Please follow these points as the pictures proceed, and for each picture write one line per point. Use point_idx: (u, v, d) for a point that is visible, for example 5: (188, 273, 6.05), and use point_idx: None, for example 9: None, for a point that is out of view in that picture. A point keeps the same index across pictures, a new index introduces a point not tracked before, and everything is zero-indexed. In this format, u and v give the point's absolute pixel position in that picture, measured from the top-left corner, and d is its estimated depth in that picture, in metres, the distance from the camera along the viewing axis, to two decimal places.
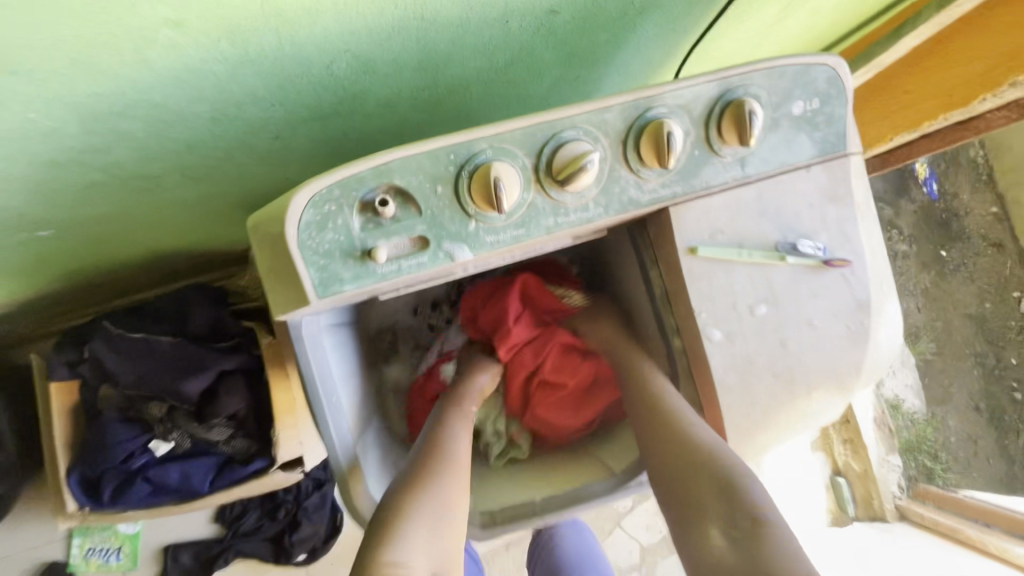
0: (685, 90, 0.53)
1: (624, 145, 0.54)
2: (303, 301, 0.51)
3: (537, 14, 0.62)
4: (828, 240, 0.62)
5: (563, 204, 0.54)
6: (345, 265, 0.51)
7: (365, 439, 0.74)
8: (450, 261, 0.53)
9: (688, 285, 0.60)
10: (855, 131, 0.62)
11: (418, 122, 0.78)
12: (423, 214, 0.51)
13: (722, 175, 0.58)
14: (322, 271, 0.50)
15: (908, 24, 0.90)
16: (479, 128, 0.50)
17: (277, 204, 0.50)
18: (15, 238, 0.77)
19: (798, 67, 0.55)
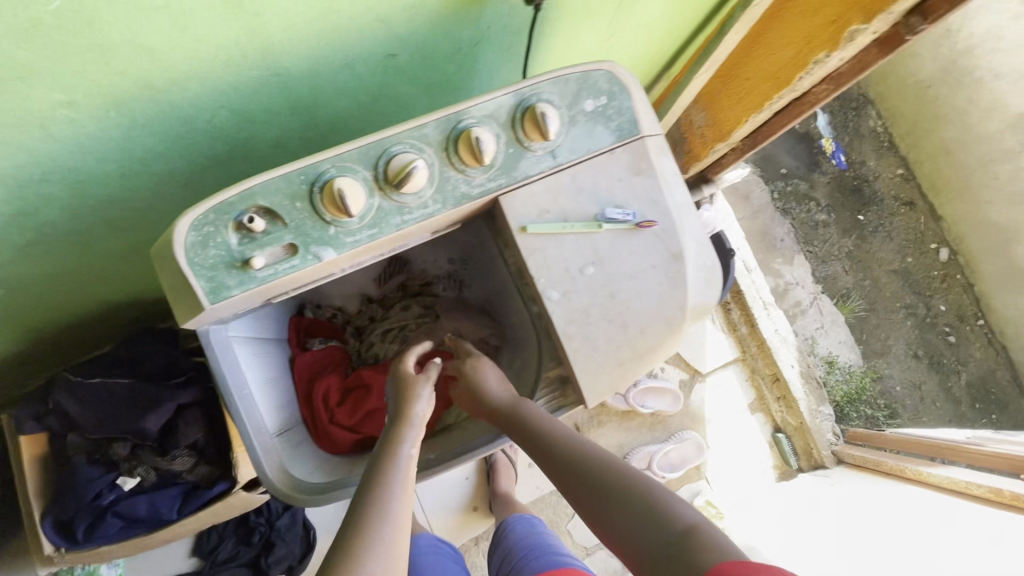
0: (487, 103, 0.68)
1: (445, 151, 0.68)
2: (200, 308, 0.63)
3: (379, 58, 0.76)
4: (638, 207, 0.76)
5: (406, 204, 0.68)
6: (229, 274, 0.63)
7: (289, 436, 0.84)
8: (319, 261, 0.66)
9: (527, 257, 0.73)
10: (647, 118, 0.77)
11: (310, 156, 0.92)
12: (288, 225, 0.64)
13: (537, 165, 0.72)
14: (211, 281, 0.63)
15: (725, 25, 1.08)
16: (322, 152, 0.64)
17: (167, 233, 0.62)
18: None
19: (577, 74, 0.71)
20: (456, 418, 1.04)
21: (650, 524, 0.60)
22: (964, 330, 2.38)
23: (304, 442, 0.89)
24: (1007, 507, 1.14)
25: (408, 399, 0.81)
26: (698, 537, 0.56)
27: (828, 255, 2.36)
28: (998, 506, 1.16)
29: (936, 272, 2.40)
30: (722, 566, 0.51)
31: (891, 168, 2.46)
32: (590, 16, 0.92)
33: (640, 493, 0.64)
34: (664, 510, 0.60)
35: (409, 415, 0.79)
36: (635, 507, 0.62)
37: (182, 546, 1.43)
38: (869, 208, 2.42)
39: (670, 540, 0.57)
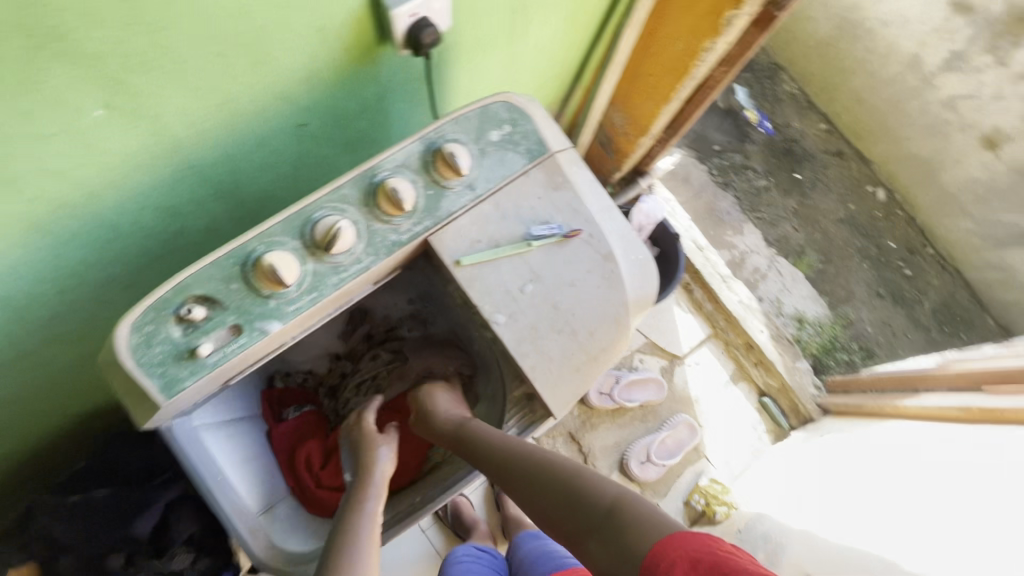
0: (396, 154, 0.72)
1: (367, 206, 0.71)
2: (156, 406, 0.64)
3: (290, 131, 0.79)
4: (563, 219, 0.80)
5: (340, 263, 0.70)
6: (179, 367, 0.64)
7: (275, 511, 0.85)
8: (266, 334, 0.67)
9: (468, 288, 0.76)
10: (554, 136, 0.82)
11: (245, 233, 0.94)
12: (229, 308, 0.66)
13: (459, 201, 0.76)
14: (162, 377, 0.64)
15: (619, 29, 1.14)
16: (248, 232, 0.67)
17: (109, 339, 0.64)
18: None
19: (477, 110, 0.76)
20: (441, 456, 1.04)
21: (591, 514, 0.66)
22: (917, 261, 2.49)
23: (294, 514, 0.88)
24: (981, 421, 1.19)
25: (370, 455, 0.87)
26: (632, 516, 0.62)
27: (776, 217, 2.45)
28: (972, 423, 1.20)
29: (878, 213, 2.51)
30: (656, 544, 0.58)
31: (814, 124, 2.59)
32: (486, 50, 0.98)
33: (581, 487, 0.70)
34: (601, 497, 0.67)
35: (374, 469, 0.85)
36: (574, 499, 0.69)
37: None
38: (803, 165, 2.53)
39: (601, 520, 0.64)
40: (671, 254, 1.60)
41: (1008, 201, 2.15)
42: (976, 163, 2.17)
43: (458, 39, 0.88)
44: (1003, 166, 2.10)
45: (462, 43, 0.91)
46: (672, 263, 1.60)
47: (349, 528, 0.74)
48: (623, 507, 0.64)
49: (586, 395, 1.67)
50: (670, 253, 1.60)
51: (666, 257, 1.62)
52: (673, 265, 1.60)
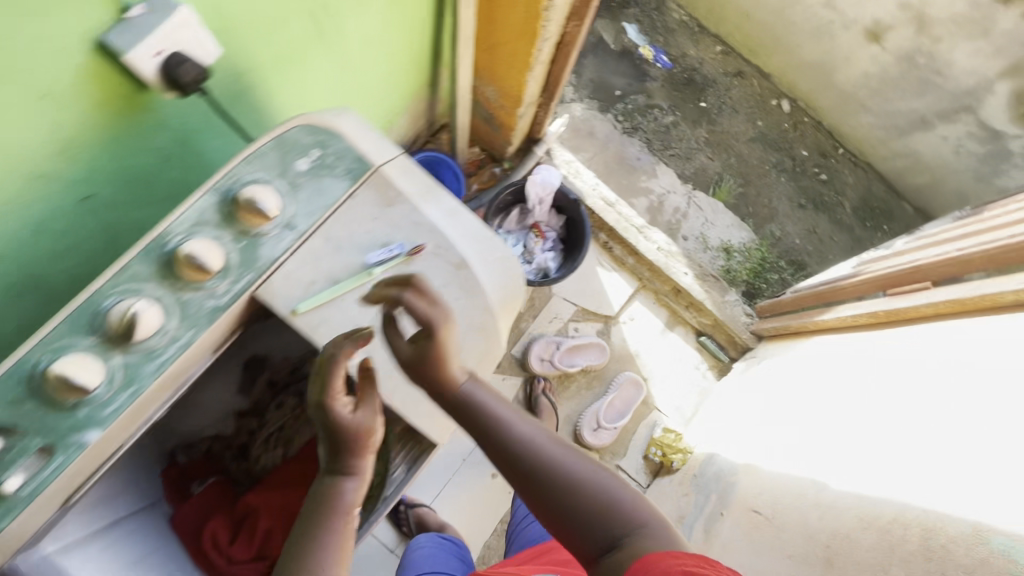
0: (186, 213, 0.65)
1: (167, 279, 0.64)
2: None
3: (76, 205, 0.70)
4: (404, 237, 0.74)
5: (153, 348, 0.63)
6: None
7: None
8: (85, 447, 0.60)
9: (312, 334, 0.70)
10: (374, 149, 0.75)
11: None
12: (27, 432, 0.59)
13: (280, 245, 0.69)
14: None
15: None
16: (27, 344, 0.60)
17: None
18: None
19: (270, 142, 0.68)
20: None
21: (601, 527, 0.60)
22: (832, 164, 2.51)
23: None
24: (888, 325, 1.21)
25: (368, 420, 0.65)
26: (645, 543, 0.57)
27: (690, 150, 2.42)
28: (882, 329, 1.22)
29: (787, 124, 2.52)
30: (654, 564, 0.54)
31: (708, 48, 2.55)
32: (300, 59, 0.89)
33: (599, 495, 0.62)
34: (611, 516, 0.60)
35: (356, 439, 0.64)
36: (579, 507, 0.61)
37: None
38: (706, 93, 2.49)
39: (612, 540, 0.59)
40: (577, 218, 1.56)
41: (901, 89, 2.17)
42: (865, 57, 2.18)
43: (255, 58, 0.79)
44: (890, 56, 2.11)
45: (264, 60, 0.82)
46: (580, 227, 1.55)
47: (309, 559, 0.61)
48: (636, 532, 0.59)
49: (529, 361, 1.64)
50: (576, 217, 1.55)
51: (574, 222, 1.57)
52: (582, 228, 1.55)
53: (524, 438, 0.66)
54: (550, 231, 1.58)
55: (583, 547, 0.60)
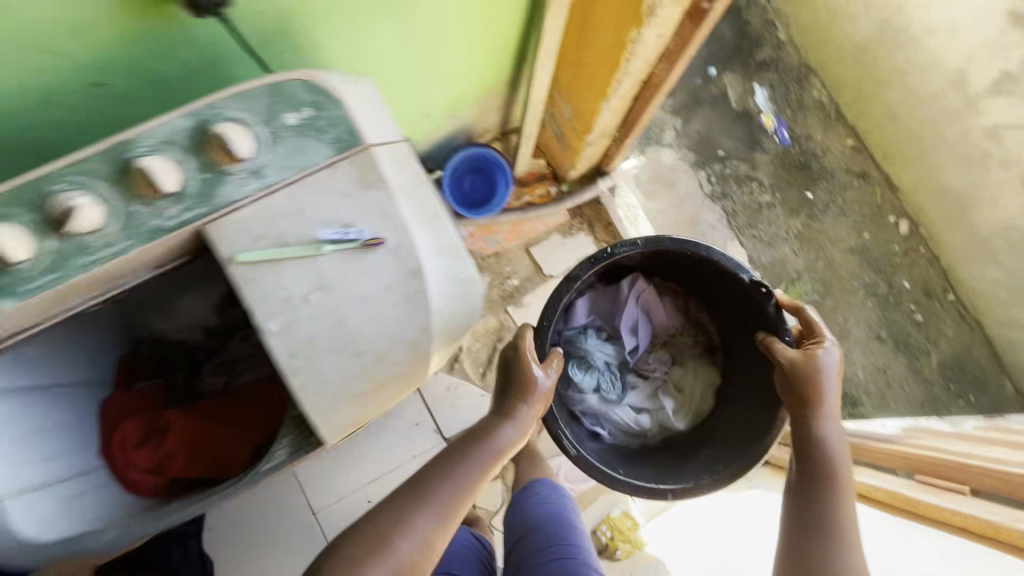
0: (227, 100, 0.66)
1: (141, 172, 0.62)
2: None
3: (82, 83, 0.70)
4: (367, 225, 0.69)
5: (153, 201, 0.65)
6: None
7: (37, 488, 0.76)
8: (82, 273, 0.64)
9: (243, 290, 0.67)
10: (369, 127, 0.72)
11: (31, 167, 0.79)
12: (97, 183, 0.63)
13: (242, 188, 0.67)
14: None
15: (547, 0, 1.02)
16: (49, 166, 0.62)
17: None
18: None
19: (267, 87, 0.67)
20: (245, 449, 0.95)
21: None
22: (932, 306, 2.21)
23: (63, 496, 0.79)
24: (981, 540, 0.85)
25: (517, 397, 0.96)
26: None
27: (775, 237, 2.20)
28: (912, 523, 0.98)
29: (897, 247, 2.23)
30: None
31: (840, 138, 2.27)
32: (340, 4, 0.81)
33: None
34: (843, 544, 0.75)
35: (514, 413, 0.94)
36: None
37: None
38: (817, 183, 2.24)
39: None
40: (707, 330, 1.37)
41: None
42: (1014, 206, 1.86)
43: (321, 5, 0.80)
44: None
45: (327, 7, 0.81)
46: (745, 360, 1.23)
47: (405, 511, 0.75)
48: None
49: None
50: (712, 337, 1.38)
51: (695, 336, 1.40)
52: (717, 355, 1.36)
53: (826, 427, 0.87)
54: (653, 361, 1.40)
55: None
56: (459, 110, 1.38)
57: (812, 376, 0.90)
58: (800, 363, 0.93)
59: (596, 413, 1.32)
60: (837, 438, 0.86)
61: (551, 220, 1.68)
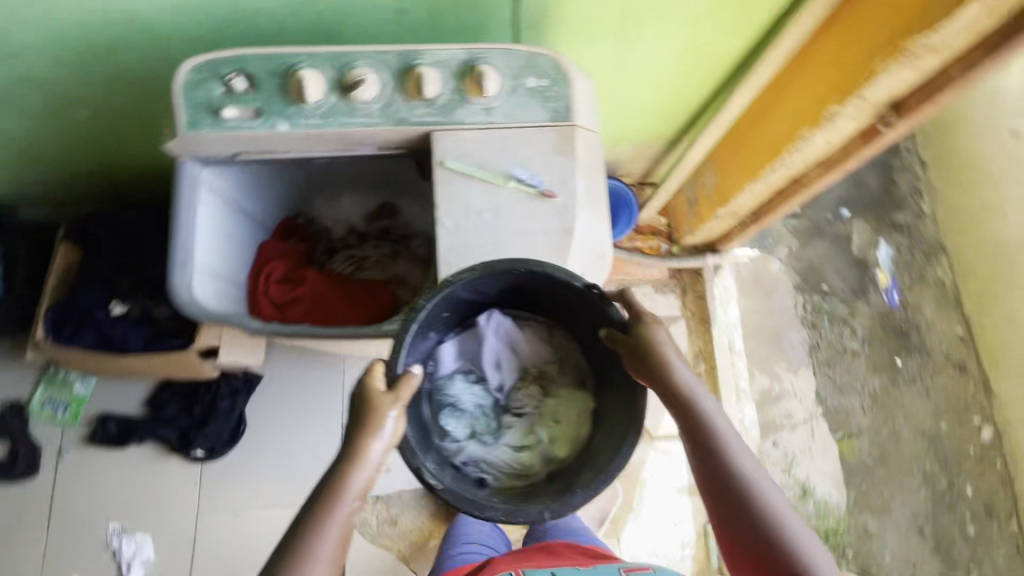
0: (494, 51, 0.85)
1: (416, 76, 0.82)
2: (203, 126, 0.82)
3: (390, 9, 0.93)
4: (547, 178, 0.86)
5: (411, 99, 0.84)
6: (238, 110, 0.82)
7: (213, 272, 0.97)
8: (341, 127, 0.84)
9: (439, 187, 0.85)
10: (582, 111, 0.87)
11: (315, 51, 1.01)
12: (383, 71, 0.83)
13: (473, 117, 0.85)
14: (241, 117, 0.83)
15: (739, 82, 1.18)
16: (359, 47, 0.83)
17: (194, 62, 0.81)
18: (9, 108, 1.12)
19: (526, 54, 0.85)
20: (354, 319, 1.13)
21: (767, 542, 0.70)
22: (988, 526, 1.92)
23: (222, 288, 0.99)
24: None
25: (360, 440, 0.73)
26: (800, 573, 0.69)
27: (848, 387, 2.01)
28: None
29: (973, 451, 1.97)
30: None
31: (949, 323, 2.07)
32: (588, 25, 1.01)
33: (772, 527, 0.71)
34: (775, 533, 0.70)
35: (362, 457, 0.73)
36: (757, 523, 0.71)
37: (143, 395, 1.62)
38: (910, 354, 2.03)
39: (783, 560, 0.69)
40: None
41: None
42: None
43: (575, 19, 0.99)
44: None
45: (578, 22, 1.00)
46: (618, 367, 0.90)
47: None
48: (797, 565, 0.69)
49: None
50: None
51: None
52: (590, 378, 0.97)
53: (682, 377, 0.77)
54: None
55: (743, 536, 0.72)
56: (619, 146, 1.55)
57: (650, 348, 0.79)
58: (635, 335, 0.80)
59: (494, 475, 0.90)
60: (704, 395, 0.77)
61: (652, 273, 1.78)
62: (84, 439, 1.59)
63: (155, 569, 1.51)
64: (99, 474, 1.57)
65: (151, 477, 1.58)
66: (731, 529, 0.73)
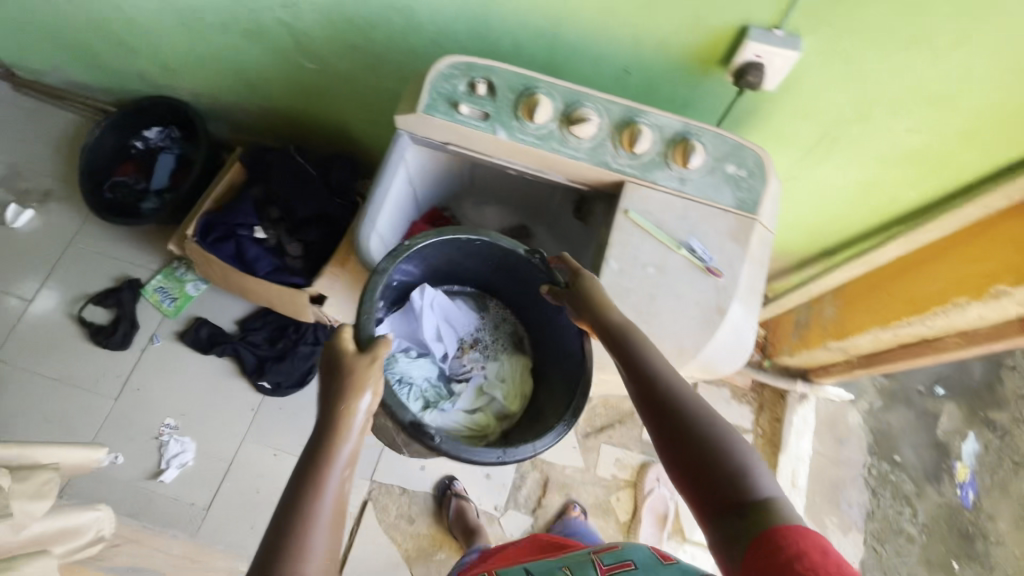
0: (707, 132, 0.91)
1: (633, 131, 0.90)
2: (436, 113, 0.92)
3: (617, 67, 1.02)
4: (716, 258, 0.90)
5: (620, 149, 0.92)
6: (470, 110, 0.92)
7: (382, 234, 1.06)
8: (550, 152, 0.92)
9: (616, 232, 0.91)
10: (766, 209, 0.92)
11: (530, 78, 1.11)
12: (604, 118, 0.92)
13: (667, 182, 0.91)
14: (471, 116, 0.92)
15: (902, 231, 1.19)
16: (590, 91, 0.92)
17: (450, 60, 0.93)
18: (257, 41, 1.29)
19: (736, 143, 0.91)
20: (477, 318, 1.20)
21: (718, 475, 0.65)
22: None
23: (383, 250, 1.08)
24: None
25: (356, 368, 0.78)
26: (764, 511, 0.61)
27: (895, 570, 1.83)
28: None
29: None
30: (772, 528, 0.59)
31: None
32: (787, 133, 1.07)
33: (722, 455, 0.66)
34: (734, 462, 0.65)
35: (360, 383, 0.77)
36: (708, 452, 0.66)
37: (239, 314, 1.73)
38: (971, 562, 1.84)
39: (738, 491, 0.63)
40: None
41: None
42: None
43: (775, 125, 1.05)
44: None
45: (776, 128, 1.06)
46: (545, 329, 1.16)
47: (294, 518, 0.66)
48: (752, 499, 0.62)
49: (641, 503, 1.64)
50: None
51: None
52: (525, 339, 1.22)
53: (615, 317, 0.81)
54: None
55: (692, 468, 0.67)
56: None
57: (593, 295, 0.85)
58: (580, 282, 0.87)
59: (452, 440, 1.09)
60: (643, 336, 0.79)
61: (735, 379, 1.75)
62: (175, 333, 1.70)
63: (190, 474, 1.58)
64: (176, 369, 1.68)
65: (217, 389, 1.67)
66: (681, 466, 0.68)
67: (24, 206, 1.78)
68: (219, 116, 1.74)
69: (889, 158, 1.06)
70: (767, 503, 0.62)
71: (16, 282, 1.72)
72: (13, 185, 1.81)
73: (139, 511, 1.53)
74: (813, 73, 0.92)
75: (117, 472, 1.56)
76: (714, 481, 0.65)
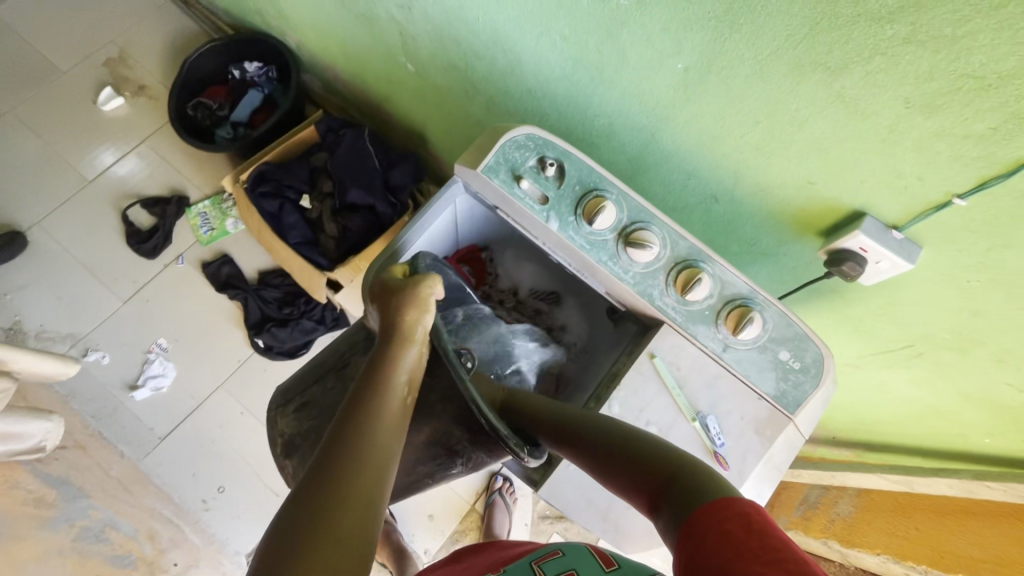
0: (773, 305, 0.81)
1: (691, 274, 0.81)
2: (494, 177, 0.84)
3: (707, 193, 0.91)
4: (730, 445, 0.79)
5: (669, 289, 0.82)
6: (530, 190, 0.85)
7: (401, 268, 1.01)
8: (595, 264, 0.84)
9: (632, 372, 0.81)
10: (807, 413, 0.80)
11: (613, 163, 1.01)
12: (667, 250, 0.83)
13: (708, 341, 0.81)
14: (528, 195, 0.85)
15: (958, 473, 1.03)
16: (663, 216, 0.83)
17: (529, 129, 0.85)
18: (364, 23, 1.25)
19: (800, 331, 0.80)
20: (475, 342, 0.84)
21: (650, 474, 0.58)
22: None
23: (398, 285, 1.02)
24: None
25: (397, 314, 0.78)
26: (697, 487, 0.53)
27: None
28: None
29: None
30: (703, 504, 0.50)
31: None
32: (867, 327, 0.93)
33: (650, 453, 0.60)
34: (661, 453, 0.59)
35: (401, 326, 0.77)
36: (638, 459, 0.60)
37: (263, 266, 1.74)
38: None
39: (671, 477, 0.55)
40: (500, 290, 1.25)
41: None
42: None
43: (856, 314, 0.92)
44: None
45: (856, 317, 0.92)
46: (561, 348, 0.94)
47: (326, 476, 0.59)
48: (687, 479, 0.54)
49: None
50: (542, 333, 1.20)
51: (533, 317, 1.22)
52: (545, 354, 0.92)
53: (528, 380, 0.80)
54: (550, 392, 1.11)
55: (625, 481, 0.60)
56: None
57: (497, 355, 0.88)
58: None
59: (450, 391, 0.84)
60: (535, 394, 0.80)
61: None
62: (200, 261, 1.72)
63: (159, 399, 1.59)
64: (188, 295, 1.70)
65: (216, 328, 1.68)
66: (620, 473, 0.61)
67: (118, 93, 1.84)
68: (316, 73, 1.73)
69: (972, 397, 0.91)
70: (705, 477, 0.54)
71: (82, 160, 1.78)
72: (116, 69, 1.87)
73: (102, 417, 1.55)
74: (918, 285, 0.79)
75: (99, 372, 1.59)
76: (647, 482, 0.57)
